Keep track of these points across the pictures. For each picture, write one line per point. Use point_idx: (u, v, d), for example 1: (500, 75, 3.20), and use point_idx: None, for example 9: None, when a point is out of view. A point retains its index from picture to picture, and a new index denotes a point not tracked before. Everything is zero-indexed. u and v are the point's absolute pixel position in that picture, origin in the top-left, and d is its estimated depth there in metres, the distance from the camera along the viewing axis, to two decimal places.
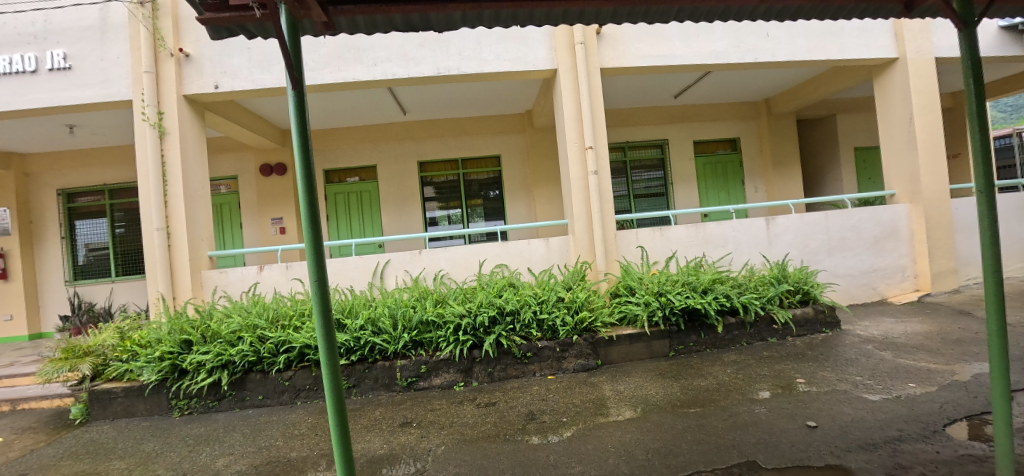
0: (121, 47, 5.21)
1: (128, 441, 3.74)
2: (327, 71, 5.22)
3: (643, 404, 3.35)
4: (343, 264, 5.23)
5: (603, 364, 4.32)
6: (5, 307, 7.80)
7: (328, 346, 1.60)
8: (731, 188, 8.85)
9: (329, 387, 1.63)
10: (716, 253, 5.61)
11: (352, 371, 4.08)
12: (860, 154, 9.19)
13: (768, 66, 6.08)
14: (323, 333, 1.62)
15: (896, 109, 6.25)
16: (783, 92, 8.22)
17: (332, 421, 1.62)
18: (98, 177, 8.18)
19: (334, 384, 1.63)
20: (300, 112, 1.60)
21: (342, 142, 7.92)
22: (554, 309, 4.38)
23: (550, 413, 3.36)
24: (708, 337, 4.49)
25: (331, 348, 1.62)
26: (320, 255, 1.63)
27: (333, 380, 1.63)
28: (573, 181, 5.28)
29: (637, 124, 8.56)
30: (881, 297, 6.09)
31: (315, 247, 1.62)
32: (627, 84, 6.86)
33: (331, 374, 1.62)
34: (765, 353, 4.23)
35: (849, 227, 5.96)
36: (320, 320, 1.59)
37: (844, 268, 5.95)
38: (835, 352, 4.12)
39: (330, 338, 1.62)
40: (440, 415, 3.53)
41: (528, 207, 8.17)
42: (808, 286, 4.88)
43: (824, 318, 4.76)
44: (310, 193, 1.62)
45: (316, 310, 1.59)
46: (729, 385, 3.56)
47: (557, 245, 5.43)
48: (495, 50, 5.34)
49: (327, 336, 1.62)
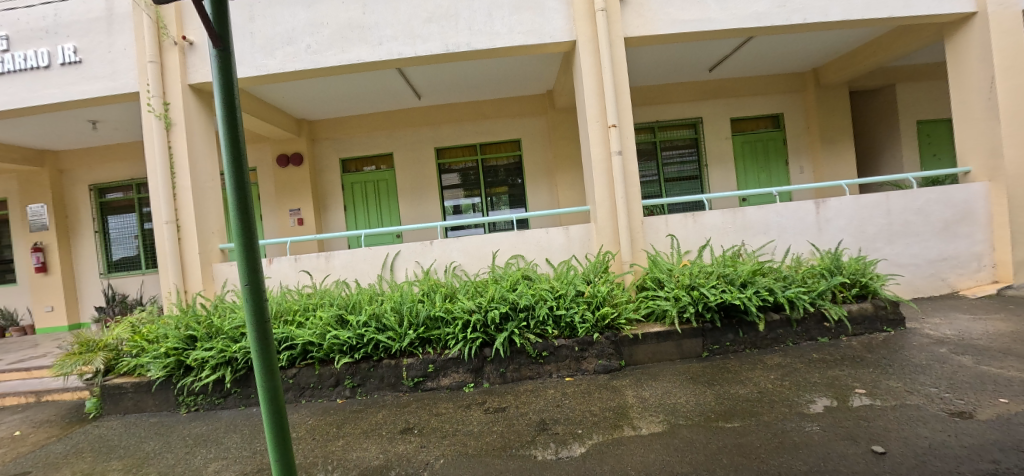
0: (127, 38, 5.12)
1: (132, 439, 3.65)
2: (330, 53, 4.95)
3: (671, 415, 2.93)
4: (352, 256, 5.00)
5: (627, 365, 3.91)
6: (46, 299, 8.14)
7: (262, 362, 1.34)
8: (773, 170, 8.11)
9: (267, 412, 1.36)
10: (757, 241, 5.04)
11: (356, 369, 3.86)
12: (924, 128, 8.21)
13: (818, 29, 5.38)
14: (259, 352, 1.35)
15: (974, 72, 5.42)
16: (834, 60, 7.40)
17: (270, 448, 1.35)
18: (125, 172, 8.32)
19: (271, 398, 1.36)
20: (226, 74, 1.28)
21: (357, 130, 7.72)
22: (573, 305, 3.98)
23: (564, 423, 2.99)
24: (748, 336, 3.99)
25: (267, 367, 1.36)
26: (254, 256, 1.32)
27: (271, 397, 1.37)
28: (594, 163, 4.81)
29: (668, 101, 7.93)
30: (951, 290, 5.36)
31: (246, 244, 1.30)
32: (657, 54, 6.26)
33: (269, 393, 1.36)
34: (815, 356, 3.72)
35: (914, 210, 5.24)
36: (254, 332, 1.33)
37: (908, 257, 5.25)
38: (902, 357, 3.57)
39: (267, 356, 1.36)
40: (444, 421, 3.23)
41: (550, 193, 7.74)
42: (867, 278, 4.28)
43: (885, 315, 4.17)
44: (240, 171, 1.30)
45: (248, 319, 1.32)
46: (773, 394, 3.10)
47: (577, 234, 4.99)
48: (508, 22, 4.90)
49: (262, 354, 1.35)
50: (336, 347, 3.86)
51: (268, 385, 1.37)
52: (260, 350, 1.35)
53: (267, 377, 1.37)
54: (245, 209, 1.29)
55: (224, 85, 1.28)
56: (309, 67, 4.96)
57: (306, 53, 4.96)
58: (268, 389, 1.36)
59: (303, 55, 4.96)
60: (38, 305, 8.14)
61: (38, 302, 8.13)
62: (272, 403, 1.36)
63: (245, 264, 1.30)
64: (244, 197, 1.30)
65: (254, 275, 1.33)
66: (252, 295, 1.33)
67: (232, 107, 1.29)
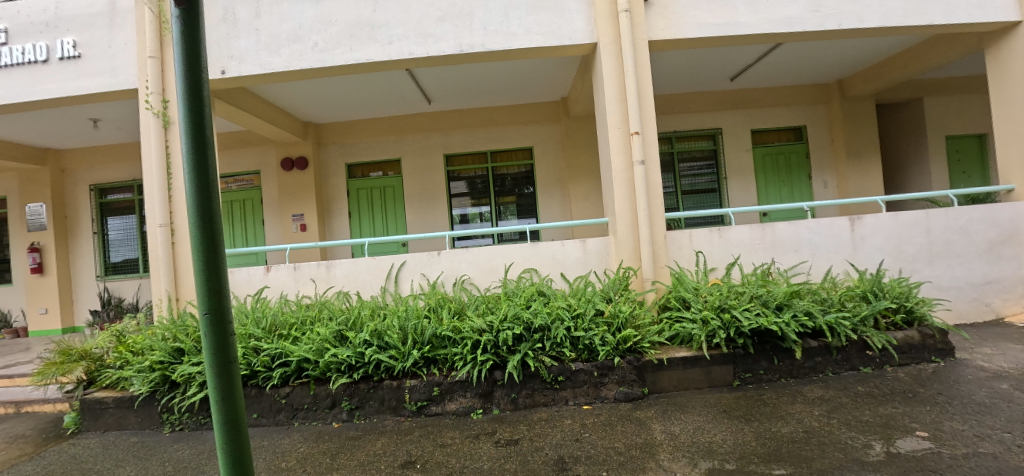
0: (129, 33, 4.93)
1: (107, 462, 3.33)
2: (338, 52, 4.71)
3: (708, 456, 2.59)
4: (354, 266, 4.71)
5: (650, 393, 3.57)
6: (41, 301, 7.91)
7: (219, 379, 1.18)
8: (795, 184, 7.78)
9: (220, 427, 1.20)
10: (788, 259, 4.70)
11: (355, 390, 3.55)
12: (953, 144, 7.87)
13: (852, 36, 5.09)
14: (219, 395, 1.19)
15: (1017, 84, 5.10)
16: (861, 71, 7.12)
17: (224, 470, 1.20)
18: (127, 173, 8.11)
19: (226, 414, 1.20)
20: (190, 46, 1.12)
21: (365, 135, 7.49)
22: (592, 326, 3.64)
23: (585, 462, 2.65)
24: (783, 364, 3.65)
25: (229, 418, 1.20)
26: (216, 258, 1.17)
27: (227, 413, 1.21)
28: (614, 172, 4.51)
29: (686, 111, 7.65)
30: (996, 317, 4.97)
31: (207, 242, 1.15)
32: (678, 60, 6.00)
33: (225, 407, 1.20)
34: (861, 390, 3.37)
35: (955, 229, 4.88)
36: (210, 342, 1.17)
37: (949, 279, 4.87)
38: (960, 393, 3.21)
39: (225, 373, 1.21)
40: (450, 454, 2.90)
41: (562, 204, 7.45)
42: (912, 302, 3.94)
43: (933, 344, 3.82)
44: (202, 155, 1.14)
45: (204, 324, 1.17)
46: (822, 435, 2.75)
47: (595, 248, 4.67)
48: (525, 23, 4.66)
49: (223, 397, 1.20)
50: (333, 366, 3.56)
51: (231, 439, 1.20)
52: (221, 395, 1.20)
53: (227, 427, 1.20)
54: (212, 236, 1.15)
55: (189, 66, 1.12)
56: (315, 65, 4.73)
57: (313, 51, 4.73)
58: (224, 413, 1.20)
59: (311, 53, 4.73)
60: (32, 307, 7.90)
61: (33, 304, 7.90)
62: (229, 423, 1.20)
63: (207, 289, 1.16)
64: (207, 196, 1.16)
65: (216, 277, 1.17)
66: (211, 307, 1.18)
67: (199, 117, 1.12)
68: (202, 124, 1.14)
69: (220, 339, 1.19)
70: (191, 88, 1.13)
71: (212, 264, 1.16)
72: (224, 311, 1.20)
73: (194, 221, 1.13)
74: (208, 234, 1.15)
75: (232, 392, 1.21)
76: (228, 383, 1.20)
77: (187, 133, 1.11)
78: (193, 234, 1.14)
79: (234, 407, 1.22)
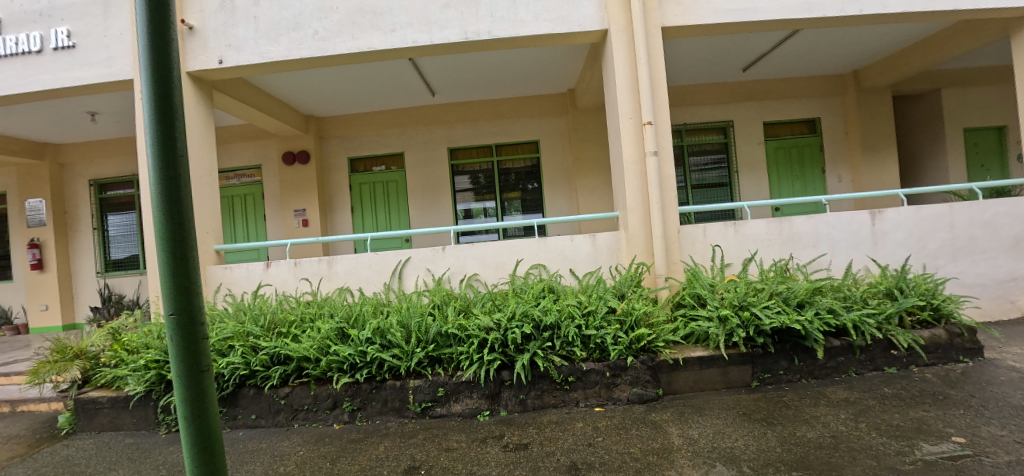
0: (124, 22, 4.79)
1: (100, 464, 3.20)
2: (339, 40, 4.55)
3: (730, 462, 2.44)
4: (356, 261, 4.56)
5: (664, 394, 3.42)
6: (41, 298, 7.83)
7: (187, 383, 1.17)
8: (808, 178, 7.58)
9: (189, 431, 1.18)
10: (805, 255, 4.53)
11: (357, 391, 3.42)
12: (971, 136, 7.63)
13: (873, 23, 4.89)
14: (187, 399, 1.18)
15: None
16: (878, 61, 6.93)
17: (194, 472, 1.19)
18: (126, 167, 8.00)
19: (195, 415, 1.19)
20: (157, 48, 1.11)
21: (367, 128, 7.34)
22: (603, 324, 3.48)
23: (600, 468, 2.50)
24: (805, 365, 3.48)
25: (198, 422, 1.19)
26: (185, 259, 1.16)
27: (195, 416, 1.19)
28: (626, 165, 4.34)
29: (697, 103, 7.46)
30: (1021, 315, 4.77)
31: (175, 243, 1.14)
32: (690, 49, 5.81)
33: (193, 412, 1.18)
34: (887, 392, 3.20)
35: (981, 223, 4.68)
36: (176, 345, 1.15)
37: (973, 276, 4.68)
38: (994, 395, 3.04)
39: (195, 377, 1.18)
40: (456, 459, 2.76)
41: (569, 199, 7.28)
42: (939, 299, 3.76)
43: (961, 343, 3.63)
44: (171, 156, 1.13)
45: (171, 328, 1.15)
46: (850, 440, 2.59)
47: (605, 243, 4.51)
48: (533, 9, 4.48)
49: (191, 398, 1.18)
50: (334, 366, 3.42)
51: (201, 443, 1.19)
52: (190, 399, 1.18)
53: (197, 431, 1.19)
54: (180, 243, 1.14)
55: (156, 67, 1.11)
56: (315, 54, 4.57)
57: (313, 40, 4.57)
58: (194, 418, 1.19)
59: (311, 42, 4.57)
60: (33, 304, 7.82)
61: (33, 301, 7.82)
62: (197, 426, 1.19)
63: (175, 293, 1.14)
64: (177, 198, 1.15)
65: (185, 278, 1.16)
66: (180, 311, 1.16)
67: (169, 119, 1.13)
68: (171, 126, 1.14)
69: (188, 345, 1.17)
70: (160, 93, 1.12)
71: (182, 269, 1.15)
72: (194, 313, 1.18)
73: (162, 226, 1.12)
74: (177, 239, 1.14)
75: (203, 399, 1.20)
76: (198, 390, 1.18)
77: (154, 138, 1.11)
78: (161, 235, 1.12)
79: (207, 414, 1.20)
